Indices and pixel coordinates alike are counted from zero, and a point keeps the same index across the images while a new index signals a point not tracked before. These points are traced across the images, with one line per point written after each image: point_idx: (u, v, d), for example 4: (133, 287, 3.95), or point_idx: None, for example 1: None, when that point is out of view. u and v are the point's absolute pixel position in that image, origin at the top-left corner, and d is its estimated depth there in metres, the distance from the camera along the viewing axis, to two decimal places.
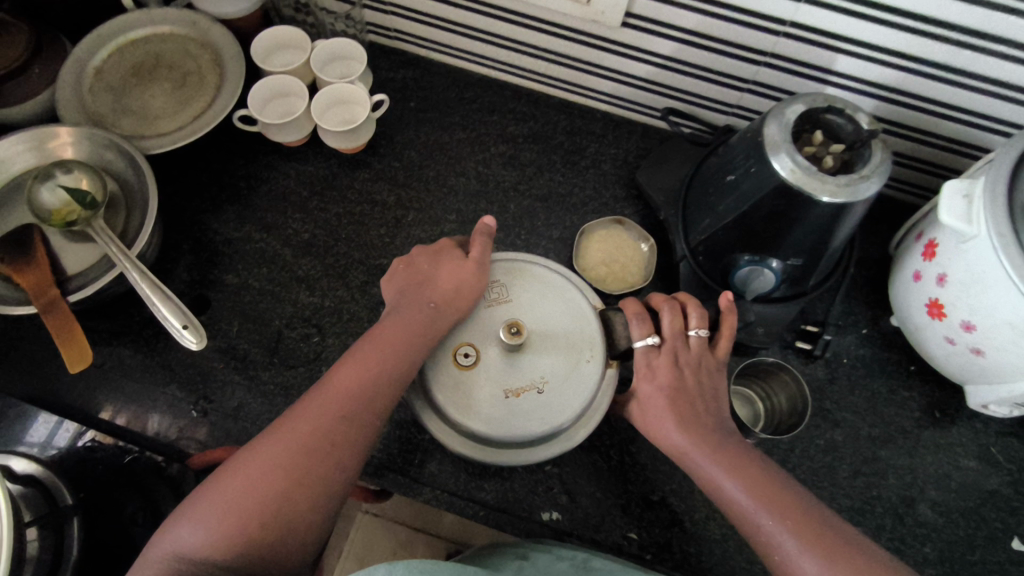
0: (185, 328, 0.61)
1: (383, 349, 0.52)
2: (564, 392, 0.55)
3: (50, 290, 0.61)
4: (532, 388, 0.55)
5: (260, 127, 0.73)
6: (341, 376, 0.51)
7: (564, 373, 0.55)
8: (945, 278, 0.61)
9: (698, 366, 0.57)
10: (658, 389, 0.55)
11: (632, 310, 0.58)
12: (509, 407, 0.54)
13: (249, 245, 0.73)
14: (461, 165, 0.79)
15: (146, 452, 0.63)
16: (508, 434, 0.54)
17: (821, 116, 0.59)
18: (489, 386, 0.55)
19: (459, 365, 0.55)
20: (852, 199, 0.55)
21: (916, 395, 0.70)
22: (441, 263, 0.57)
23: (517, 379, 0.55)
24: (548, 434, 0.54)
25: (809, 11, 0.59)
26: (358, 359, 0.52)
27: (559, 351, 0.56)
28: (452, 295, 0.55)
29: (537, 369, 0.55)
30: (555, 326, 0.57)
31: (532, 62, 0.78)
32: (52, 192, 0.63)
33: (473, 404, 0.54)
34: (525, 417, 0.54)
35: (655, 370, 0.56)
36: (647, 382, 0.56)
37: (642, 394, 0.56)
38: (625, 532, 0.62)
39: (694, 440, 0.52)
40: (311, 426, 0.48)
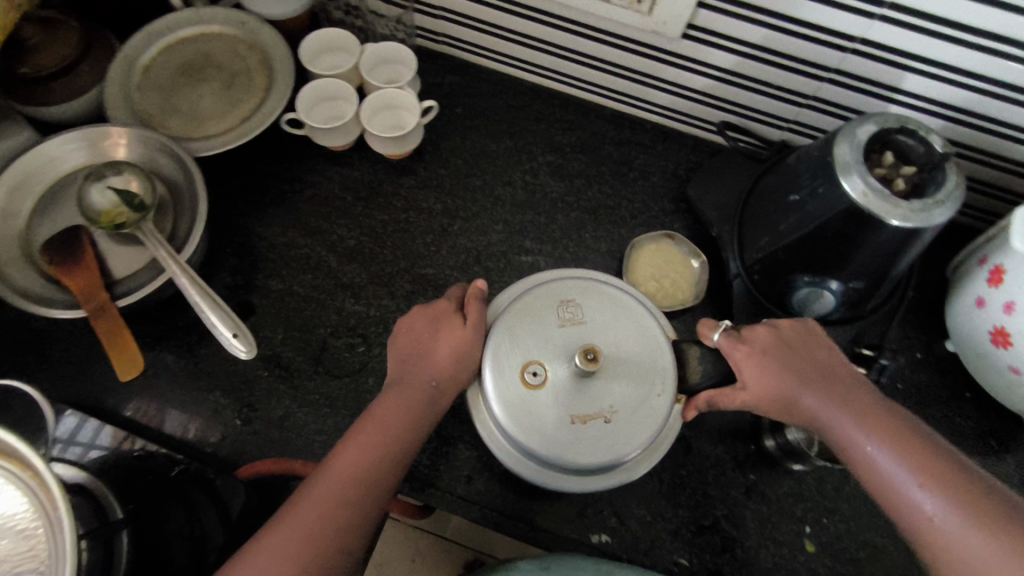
0: (236, 337, 0.60)
1: (390, 421, 0.53)
2: (631, 423, 0.53)
3: (98, 294, 0.61)
4: (600, 417, 0.53)
5: (307, 131, 0.72)
6: (342, 462, 0.50)
7: (635, 405, 0.54)
8: (1013, 307, 0.59)
9: (804, 347, 0.55)
10: (774, 365, 0.53)
11: (707, 331, 0.57)
12: (574, 432, 0.53)
13: (294, 250, 0.72)
14: (508, 174, 0.78)
15: (193, 463, 0.61)
16: (572, 461, 0.52)
17: (892, 137, 0.58)
18: (554, 408, 0.53)
19: (527, 381, 0.54)
20: (927, 224, 0.53)
21: (972, 423, 0.68)
22: (424, 335, 0.57)
23: (585, 405, 0.53)
24: (612, 464, 0.53)
25: (881, 28, 0.58)
26: (364, 435, 0.52)
27: (630, 380, 0.55)
28: (450, 365, 0.55)
29: (607, 397, 0.54)
30: (627, 350, 0.56)
31: (584, 72, 0.77)
32: (102, 194, 0.63)
33: (539, 423, 0.53)
34: (591, 447, 0.53)
35: (763, 351, 0.54)
36: (744, 372, 0.54)
37: (747, 373, 0.54)
38: (676, 557, 0.61)
39: (829, 402, 0.51)
40: (332, 494, 0.49)
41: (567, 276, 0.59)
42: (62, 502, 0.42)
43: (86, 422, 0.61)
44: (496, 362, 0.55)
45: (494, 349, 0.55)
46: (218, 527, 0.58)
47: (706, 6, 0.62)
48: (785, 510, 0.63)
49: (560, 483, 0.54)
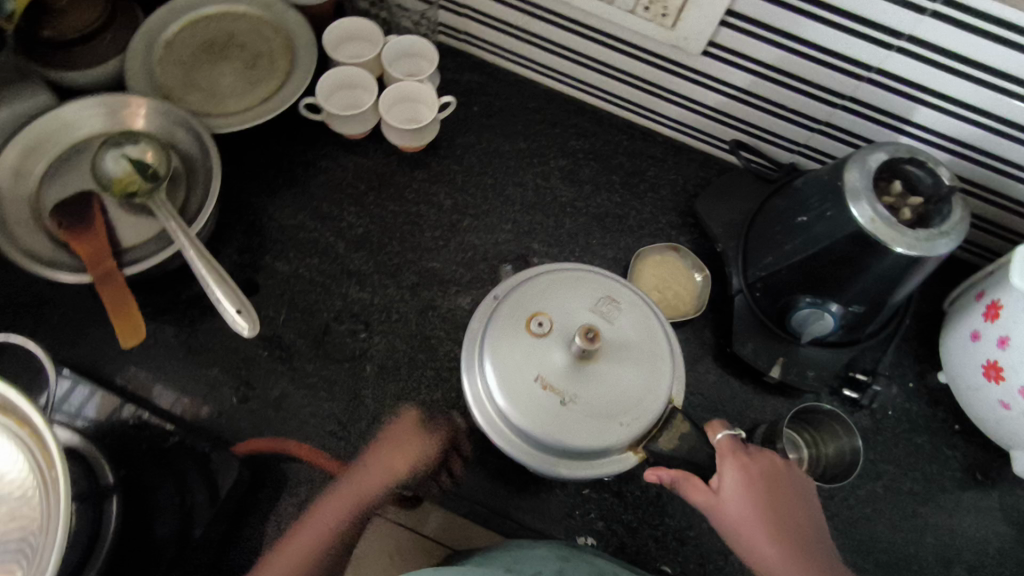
0: (240, 313, 0.60)
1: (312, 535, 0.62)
2: (593, 422, 0.53)
3: (106, 260, 0.60)
4: (562, 395, 0.54)
5: (325, 117, 0.73)
6: (313, 522, 0.62)
7: (597, 412, 0.53)
8: (1007, 342, 0.60)
9: (786, 493, 0.52)
10: (753, 491, 0.50)
11: (720, 449, 0.53)
12: (532, 390, 0.54)
13: (302, 234, 0.72)
14: (520, 176, 0.78)
15: (189, 437, 0.59)
16: (515, 414, 0.53)
17: (901, 167, 0.58)
18: (535, 369, 0.54)
19: (527, 330, 0.56)
20: (929, 253, 0.54)
21: (959, 455, 0.69)
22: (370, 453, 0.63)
23: (560, 379, 0.54)
24: (542, 441, 0.53)
25: (899, 60, 0.59)
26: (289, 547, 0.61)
27: (612, 390, 0.54)
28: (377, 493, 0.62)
29: (582, 387, 0.54)
30: (630, 357, 0.55)
31: (602, 81, 0.78)
32: (116, 161, 0.63)
33: (515, 376, 0.54)
34: (543, 418, 0.53)
35: (752, 478, 0.51)
36: (725, 490, 0.51)
37: (727, 495, 0.51)
38: (660, 564, 0.62)
39: (789, 561, 0.48)
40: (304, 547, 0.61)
41: (624, 285, 0.59)
42: (59, 463, 0.42)
43: (76, 388, 0.60)
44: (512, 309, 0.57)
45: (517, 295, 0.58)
46: (207, 506, 0.57)
47: (729, 25, 0.63)
48: None
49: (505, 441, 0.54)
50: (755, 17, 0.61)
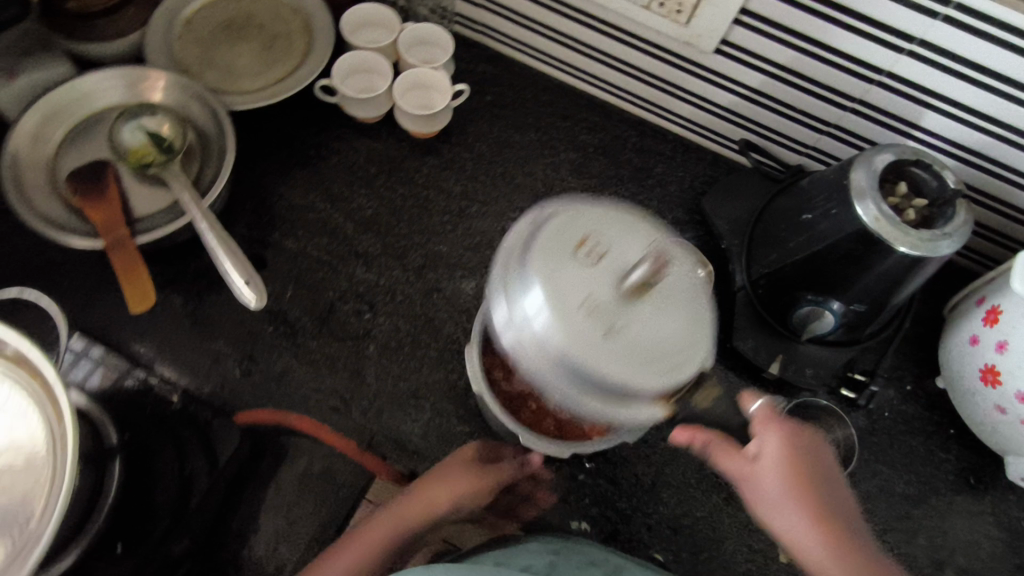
0: (247, 284, 0.61)
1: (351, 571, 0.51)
2: (644, 366, 0.39)
3: (118, 227, 0.61)
4: (608, 322, 0.39)
5: (340, 99, 0.74)
6: (373, 529, 0.53)
7: (646, 354, 0.39)
8: (1005, 346, 0.61)
9: (823, 471, 0.47)
10: (789, 466, 0.46)
11: (758, 419, 0.48)
12: (573, 307, 0.39)
13: (312, 213, 0.73)
14: (530, 166, 0.79)
15: (190, 404, 0.62)
16: (544, 331, 0.39)
17: (906, 169, 0.59)
18: (581, 291, 0.39)
19: (573, 244, 0.41)
20: (932, 254, 0.55)
21: (954, 458, 0.69)
22: (431, 488, 0.54)
23: (611, 300, 0.39)
24: (569, 374, 0.38)
25: (908, 64, 0.60)
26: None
27: (668, 331, 0.40)
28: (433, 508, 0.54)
29: (635, 318, 0.39)
30: (694, 302, 0.41)
31: (615, 76, 0.79)
32: (133, 132, 0.64)
33: (553, 287, 0.39)
34: (584, 353, 0.38)
35: (795, 449, 0.46)
36: (759, 460, 0.46)
37: (763, 465, 0.46)
38: (652, 551, 0.63)
39: (824, 543, 0.43)
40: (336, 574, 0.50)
41: None
42: (71, 418, 0.43)
43: (87, 352, 0.63)
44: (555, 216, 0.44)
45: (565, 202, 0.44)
46: (206, 471, 0.59)
47: (742, 24, 0.64)
48: None
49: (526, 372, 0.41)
50: (770, 16, 0.62)
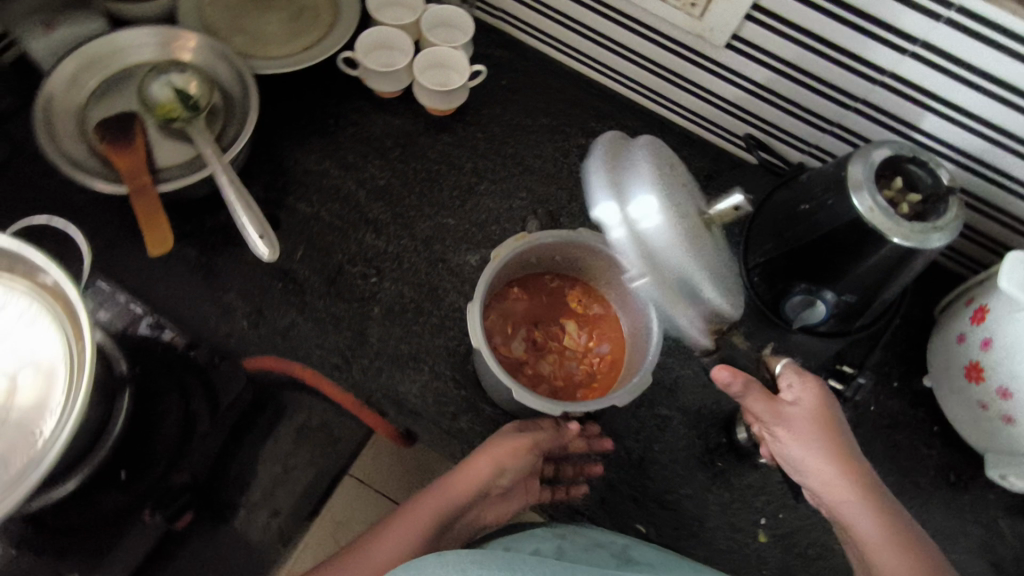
0: (262, 238, 0.63)
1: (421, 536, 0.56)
2: (714, 276, 0.50)
3: (142, 175, 0.64)
4: (696, 233, 0.49)
5: (361, 72, 0.77)
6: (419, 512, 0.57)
7: (714, 269, 0.50)
8: (990, 343, 0.63)
9: (839, 421, 0.53)
10: (812, 414, 0.52)
11: (790, 373, 0.54)
12: (677, 209, 0.48)
13: (326, 179, 0.75)
14: (540, 149, 0.81)
15: (190, 351, 0.61)
16: (655, 222, 0.47)
17: (904, 165, 0.61)
18: (680, 204, 0.49)
19: (666, 165, 0.51)
20: (922, 246, 0.57)
21: (935, 455, 0.71)
22: (471, 459, 0.58)
23: (696, 218, 0.50)
24: (668, 265, 0.48)
25: (911, 65, 0.62)
26: (397, 532, 0.56)
27: (722, 259, 0.52)
28: (468, 481, 0.58)
29: (708, 237, 0.51)
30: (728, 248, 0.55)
31: (628, 68, 0.81)
32: (162, 88, 0.67)
33: (662, 190, 0.48)
34: (683, 250, 0.48)
35: (822, 399, 0.53)
36: (795, 408, 0.53)
37: (791, 410, 0.53)
38: (635, 523, 0.65)
39: (849, 479, 0.50)
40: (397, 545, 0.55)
41: None
42: (89, 340, 0.44)
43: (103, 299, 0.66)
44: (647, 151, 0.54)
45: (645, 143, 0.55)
46: (207, 415, 0.60)
47: (753, 20, 0.67)
48: (746, 500, 0.66)
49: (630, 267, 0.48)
50: (779, 13, 0.65)
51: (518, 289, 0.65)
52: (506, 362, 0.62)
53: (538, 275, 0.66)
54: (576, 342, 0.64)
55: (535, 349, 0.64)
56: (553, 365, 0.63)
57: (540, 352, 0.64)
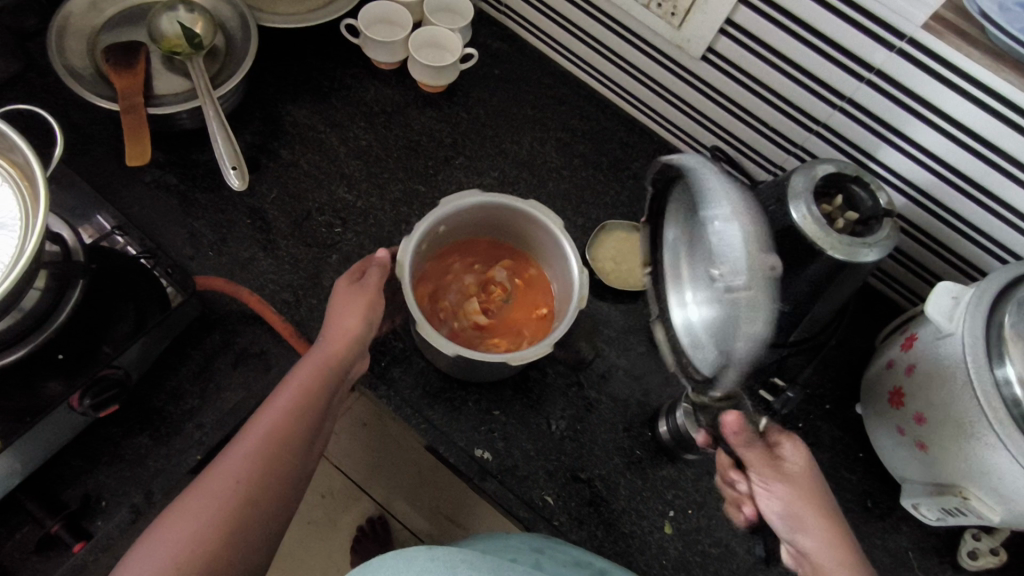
0: (232, 169, 0.70)
1: (289, 414, 0.53)
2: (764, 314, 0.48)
3: (136, 97, 0.69)
4: None
5: (361, 40, 0.82)
6: (278, 403, 0.53)
7: None
8: (914, 369, 0.64)
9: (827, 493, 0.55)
10: (806, 481, 0.54)
11: (786, 437, 0.56)
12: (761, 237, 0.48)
13: (312, 133, 0.80)
14: (519, 136, 0.85)
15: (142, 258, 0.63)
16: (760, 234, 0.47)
17: (847, 185, 0.64)
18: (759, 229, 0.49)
19: None
20: (850, 258, 0.59)
21: (855, 479, 0.72)
22: (339, 314, 0.58)
23: None
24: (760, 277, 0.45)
25: (867, 93, 0.65)
26: (259, 430, 0.52)
27: None
28: (344, 334, 0.57)
29: None
30: None
31: (614, 72, 0.85)
32: (170, 23, 0.73)
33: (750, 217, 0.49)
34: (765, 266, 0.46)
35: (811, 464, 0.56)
36: (792, 468, 0.54)
37: (791, 477, 0.54)
38: (543, 494, 0.66)
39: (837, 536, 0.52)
40: (253, 452, 0.50)
41: None
42: (39, 220, 0.48)
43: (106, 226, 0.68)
44: None
45: None
46: (157, 315, 0.61)
47: (727, 36, 0.70)
48: (657, 491, 0.68)
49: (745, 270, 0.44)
50: (752, 31, 0.68)
51: (538, 313, 0.68)
52: (492, 247, 0.72)
53: (547, 323, 0.68)
54: (467, 314, 0.67)
55: (483, 288, 0.70)
56: (463, 287, 0.69)
57: (483, 290, 0.70)
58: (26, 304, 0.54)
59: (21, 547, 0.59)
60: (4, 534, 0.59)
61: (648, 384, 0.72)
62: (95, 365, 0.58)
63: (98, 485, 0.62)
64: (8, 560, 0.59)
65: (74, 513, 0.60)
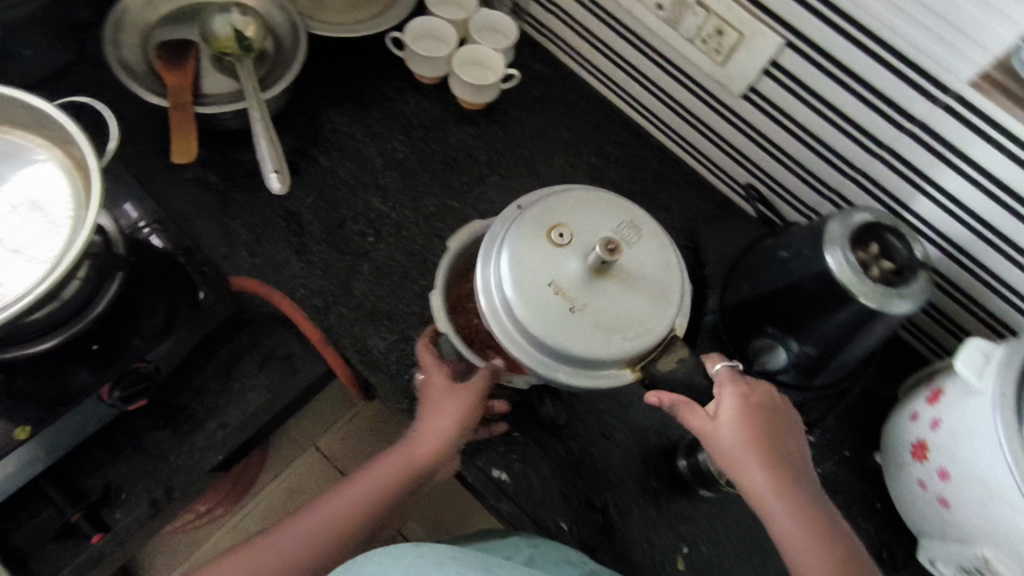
0: (274, 172, 0.73)
1: (370, 503, 0.56)
2: (600, 337, 0.55)
3: (185, 95, 0.71)
4: (575, 303, 0.56)
5: (405, 54, 0.83)
6: (362, 488, 0.57)
7: (603, 322, 0.56)
8: (939, 424, 0.63)
9: (778, 428, 0.55)
10: (750, 419, 0.54)
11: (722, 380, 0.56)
12: (551, 296, 0.56)
13: (351, 141, 0.81)
14: (553, 159, 0.86)
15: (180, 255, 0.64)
16: (542, 322, 0.55)
17: (883, 234, 0.64)
18: (547, 283, 0.56)
19: (543, 240, 0.58)
20: (883, 308, 0.59)
21: (869, 527, 0.71)
22: (438, 414, 0.60)
23: (583, 294, 0.56)
24: (559, 350, 0.55)
25: (907, 143, 0.65)
26: (334, 509, 0.55)
27: (625, 304, 0.57)
28: (438, 438, 0.59)
29: (598, 302, 0.56)
30: (641, 284, 0.58)
31: (652, 102, 0.85)
32: (223, 24, 0.73)
33: (533, 279, 0.56)
34: (556, 327, 0.55)
35: (748, 408, 0.54)
36: (718, 415, 0.54)
37: (723, 419, 0.54)
38: (558, 519, 0.66)
39: (774, 484, 0.52)
40: (322, 527, 0.54)
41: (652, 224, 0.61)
42: (90, 215, 0.48)
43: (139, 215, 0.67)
44: (543, 211, 0.59)
45: (545, 199, 0.60)
46: (188, 311, 0.63)
47: (769, 76, 0.71)
48: (672, 525, 0.67)
49: (530, 359, 0.56)
50: (796, 74, 0.68)
51: None
52: None
53: None
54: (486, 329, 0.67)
55: None
56: None
57: None
58: (63, 295, 0.54)
59: (40, 534, 0.59)
60: (22, 521, 0.59)
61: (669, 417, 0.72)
62: (124, 357, 0.59)
63: (119, 477, 0.62)
64: (27, 547, 0.58)
65: (95, 504, 0.60)
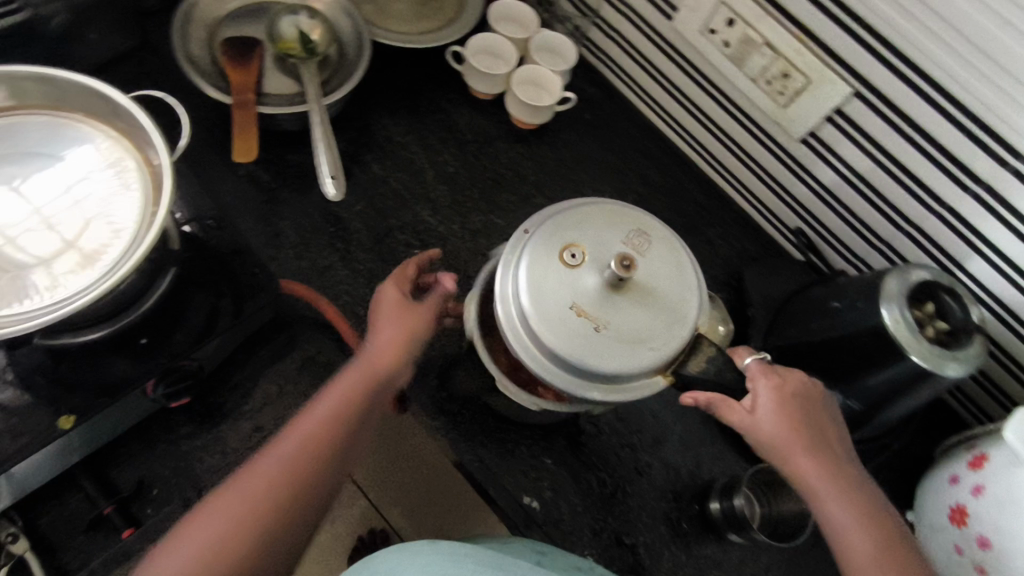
0: (331, 178, 0.72)
1: (325, 424, 0.50)
2: (623, 353, 0.52)
3: (247, 93, 0.71)
4: (596, 322, 0.53)
5: (464, 68, 0.83)
6: (317, 414, 0.51)
7: (627, 338, 0.53)
8: (982, 490, 0.62)
9: (816, 416, 0.54)
10: (789, 406, 0.53)
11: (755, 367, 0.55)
12: (570, 314, 0.53)
13: (402, 151, 0.81)
14: (601, 184, 0.86)
15: (234, 255, 0.64)
16: (565, 340, 0.52)
17: (939, 293, 0.63)
18: (564, 300, 0.53)
19: (556, 257, 0.55)
20: (937, 370, 0.58)
21: None
22: (382, 327, 0.56)
23: (600, 309, 0.53)
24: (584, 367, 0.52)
25: (969, 204, 0.64)
26: (294, 441, 0.49)
27: (645, 318, 0.54)
28: (388, 353, 0.55)
29: (620, 318, 0.53)
30: (659, 298, 0.55)
31: (705, 135, 0.85)
32: (289, 26, 0.74)
33: (550, 295, 0.53)
34: (579, 344, 0.52)
35: (783, 399, 0.54)
36: (757, 406, 0.53)
37: (762, 411, 0.53)
38: (585, 551, 0.65)
39: (816, 468, 0.51)
40: (285, 460, 0.48)
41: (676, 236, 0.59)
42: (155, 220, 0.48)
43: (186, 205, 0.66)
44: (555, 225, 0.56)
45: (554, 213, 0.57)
46: (230, 318, 0.61)
47: (833, 123, 0.70)
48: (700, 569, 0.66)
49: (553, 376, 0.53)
50: (861, 123, 0.68)
51: None
52: None
53: None
54: None
55: None
56: None
57: None
58: (120, 287, 0.54)
59: (70, 523, 0.59)
60: (52, 507, 0.59)
61: (701, 457, 0.71)
62: (166, 355, 0.58)
63: (152, 473, 0.62)
64: (55, 536, 0.59)
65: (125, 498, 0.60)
